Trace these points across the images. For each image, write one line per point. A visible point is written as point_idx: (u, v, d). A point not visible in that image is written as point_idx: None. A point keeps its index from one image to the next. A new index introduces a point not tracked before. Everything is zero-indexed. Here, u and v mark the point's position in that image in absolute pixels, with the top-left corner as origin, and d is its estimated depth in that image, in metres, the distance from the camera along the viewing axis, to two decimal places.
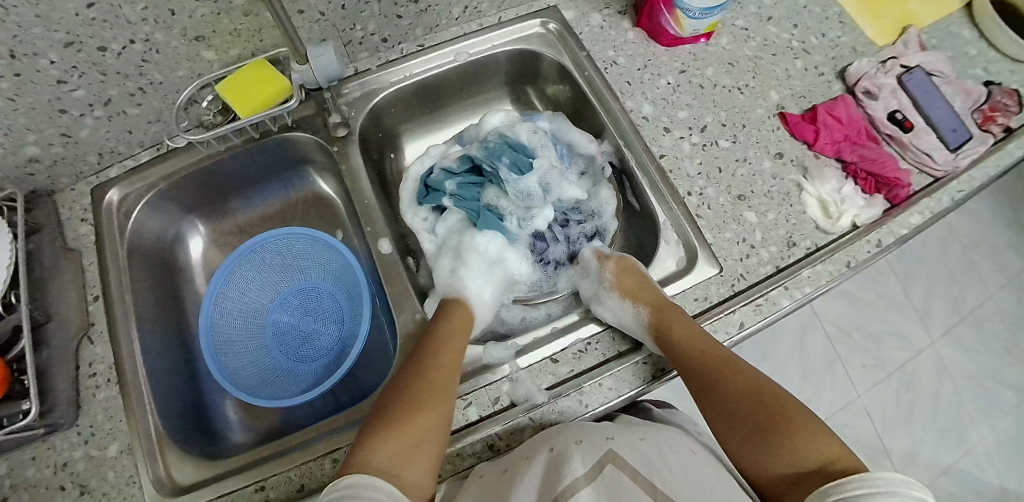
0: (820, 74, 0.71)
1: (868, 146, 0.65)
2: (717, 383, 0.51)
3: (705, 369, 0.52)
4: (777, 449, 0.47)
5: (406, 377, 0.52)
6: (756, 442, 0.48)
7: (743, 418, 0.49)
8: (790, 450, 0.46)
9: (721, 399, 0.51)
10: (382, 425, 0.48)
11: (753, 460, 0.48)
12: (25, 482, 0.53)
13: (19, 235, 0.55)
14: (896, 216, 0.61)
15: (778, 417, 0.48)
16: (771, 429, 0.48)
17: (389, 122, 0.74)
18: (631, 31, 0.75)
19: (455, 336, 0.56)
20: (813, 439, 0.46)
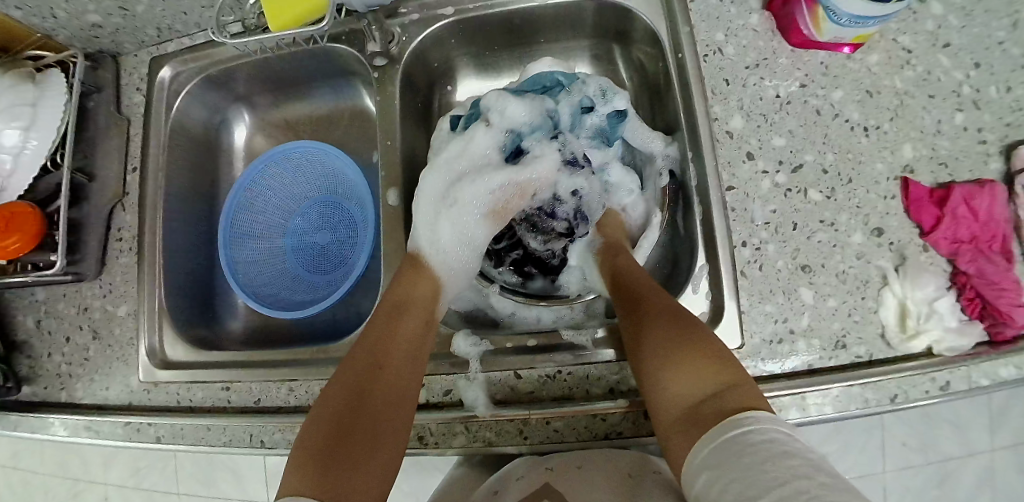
0: (980, 141, 0.55)
1: (994, 261, 0.51)
2: (639, 309, 0.46)
3: (629, 296, 0.48)
4: (676, 374, 0.40)
5: (360, 376, 0.44)
6: (659, 365, 0.42)
7: (650, 342, 0.43)
8: (686, 376, 0.40)
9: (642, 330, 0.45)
10: (327, 439, 0.40)
11: (655, 385, 0.41)
12: (57, 311, 0.62)
13: (74, 97, 0.58)
14: (983, 359, 0.50)
15: (687, 339, 0.42)
16: (684, 353, 0.41)
17: (445, 53, 0.65)
18: (756, 14, 0.57)
19: (412, 322, 0.49)
20: (712, 368, 0.40)
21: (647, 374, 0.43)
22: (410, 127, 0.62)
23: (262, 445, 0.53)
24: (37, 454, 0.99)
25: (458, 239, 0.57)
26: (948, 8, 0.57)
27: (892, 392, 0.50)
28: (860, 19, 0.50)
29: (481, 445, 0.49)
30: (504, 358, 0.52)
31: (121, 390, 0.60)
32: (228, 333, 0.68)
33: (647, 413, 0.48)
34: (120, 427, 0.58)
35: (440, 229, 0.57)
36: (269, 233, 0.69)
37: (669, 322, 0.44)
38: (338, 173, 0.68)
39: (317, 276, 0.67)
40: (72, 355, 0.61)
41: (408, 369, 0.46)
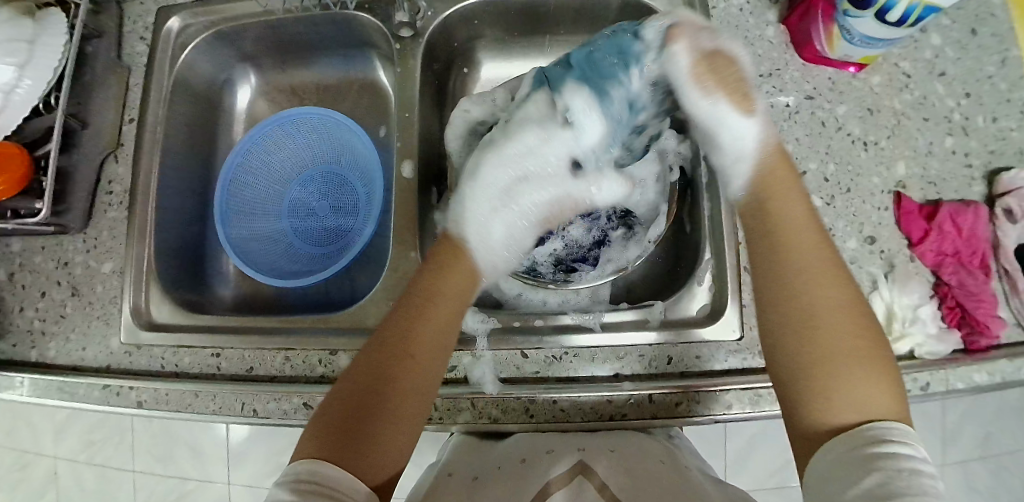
0: (966, 165, 0.59)
1: (974, 274, 0.55)
2: (808, 278, 0.41)
3: (800, 259, 0.42)
4: (856, 382, 0.37)
5: (394, 352, 0.43)
6: (821, 357, 0.38)
7: (827, 331, 0.39)
8: (859, 384, 0.37)
9: (800, 305, 0.40)
10: (342, 423, 0.39)
11: (816, 382, 0.38)
12: (34, 264, 0.58)
13: (75, 38, 0.55)
14: (960, 364, 0.53)
15: (864, 344, 0.38)
16: (848, 358, 0.38)
17: (466, 34, 0.65)
18: (772, 26, 0.60)
19: (443, 310, 0.46)
20: (887, 384, 0.37)
21: (802, 364, 0.39)
22: (425, 103, 0.62)
23: (255, 414, 0.51)
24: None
25: (507, 241, 0.54)
26: (945, 40, 0.61)
27: None
28: (870, 40, 0.53)
29: (486, 422, 0.50)
30: (510, 337, 0.52)
31: (99, 351, 0.57)
32: (216, 300, 0.65)
33: (651, 397, 0.50)
34: (97, 391, 0.55)
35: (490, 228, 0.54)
36: (265, 199, 0.67)
37: (850, 314, 0.39)
38: (346, 143, 0.66)
39: (317, 246, 0.66)
40: (47, 311, 0.58)
41: (435, 364, 0.44)
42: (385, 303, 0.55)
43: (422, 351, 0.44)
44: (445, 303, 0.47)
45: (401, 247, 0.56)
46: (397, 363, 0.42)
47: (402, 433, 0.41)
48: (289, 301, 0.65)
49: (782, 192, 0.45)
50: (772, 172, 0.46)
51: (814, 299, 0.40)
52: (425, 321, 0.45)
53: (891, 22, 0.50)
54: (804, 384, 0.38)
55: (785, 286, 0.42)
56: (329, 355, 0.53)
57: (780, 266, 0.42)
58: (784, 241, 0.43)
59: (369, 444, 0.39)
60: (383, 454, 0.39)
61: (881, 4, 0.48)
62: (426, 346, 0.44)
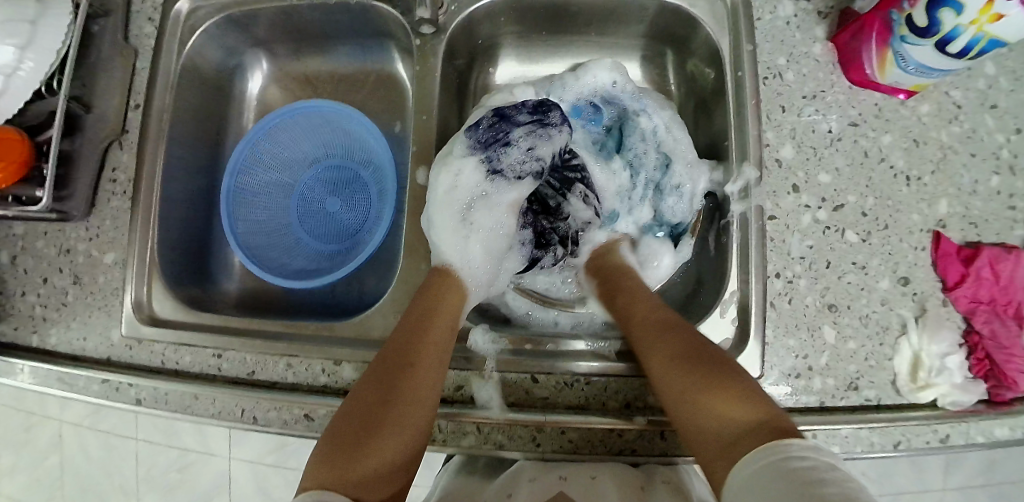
0: (1012, 206, 0.55)
1: (1008, 325, 0.53)
2: (668, 355, 0.44)
3: (656, 339, 0.46)
4: (717, 407, 0.40)
5: (387, 371, 0.43)
6: (686, 398, 0.41)
7: (682, 379, 0.42)
8: (711, 404, 0.40)
9: (660, 368, 0.44)
10: (344, 436, 0.39)
11: (700, 428, 0.40)
12: (33, 249, 0.57)
13: (79, 18, 0.52)
14: (981, 417, 0.51)
15: (706, 373, 0.42)
16: (696, 370, 0.42)
17: (490, 30, 0.61)
18: (820, 43, 0.56)
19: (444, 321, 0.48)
20: (726, 394, 0.40)
21: (679, 409, 0.42)
22: (445, 103, 0.59)
23: (254, 422, 0.50)
24: None
25: (489, 253, 0.55)
26: (1001, 70, 0.57)
27: (895, 441, 0.50)
28: (926, 69, 0.49)
29: (491, 448, 0.48)
30: (520, 361, 0.51)
31: (100, 343, 0.55)
32: (220, 294, 0.64)
33: (662, 433, 0.48)
34: (96, 385, 0.53)
35: (467, 249, 0.54)
36: (274, 191, 0.65)
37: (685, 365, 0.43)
38: (358, 137, 0.64)
39: (326, 244, 0.64)
40: (49, 298, 0.56)
41: (429, 364, 0.44)
42: (393, 315, 0.53)
43: (417, 353, 0.44)
44: (444, 316, 0.48)
45: (411, 258, 0.54)
46: (401, 374, 0.42)
47: (405, 436, 0.40)
48: (295, 299, 0.63)
49: (630, 295, 0.51)
50: (617, 274, 0.54)
51: (654, 358, 0.45)
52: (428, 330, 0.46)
53: (950, 53, 0.46)
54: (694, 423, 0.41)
55: (648, 372, 0.46)
56: (333, 365, 0.52)
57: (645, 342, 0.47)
58: (631, 325, 0.49)
59: (369, 449, 0.39)
60: (385, 458, 0.39)
61: (942, 33, 0.44)
62: (419, 357, 0.44)
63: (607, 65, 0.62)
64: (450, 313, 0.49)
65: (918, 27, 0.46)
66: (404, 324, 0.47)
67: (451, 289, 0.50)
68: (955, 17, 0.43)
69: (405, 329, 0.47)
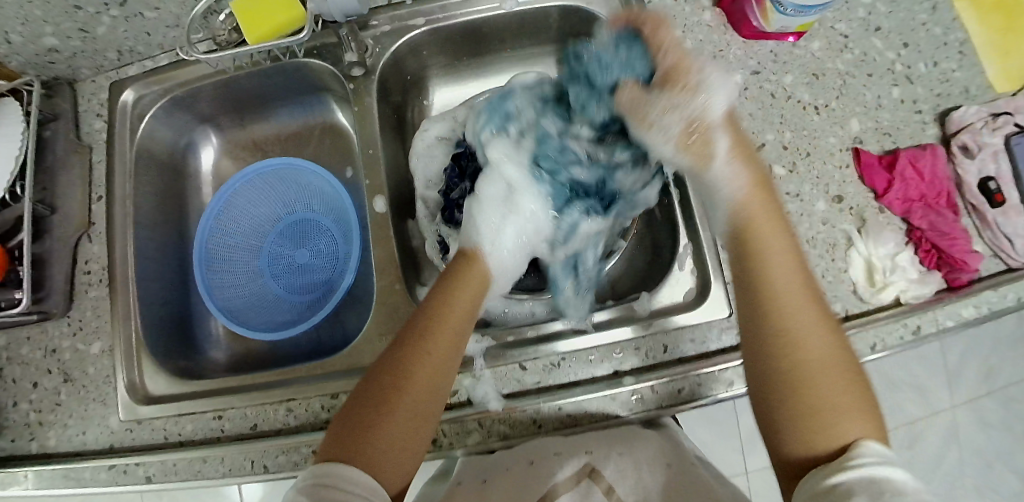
0: (917, 111, 0.60)
1: (943, 215, 0.57)
2: (797, 316, 0.40)
3: (791, 299, 0.41)
4: (842, 421, 0.37)
5: (410, 345, 0.43)
6: (819, 409, 0.38)
7: (810, 365, 0.39)
8: (858, 427, 0.37)
9: (806, 386, 0.38)
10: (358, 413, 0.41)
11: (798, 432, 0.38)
12: (20, 357, 0.58)
13: (30, 126, 0.55)
14: (945, 303, 0.54)
15: (843, 380, 0.39)
16: (836, 402, 0.38)
17: (416, 63, 0.66)
18: (709, 11, 0.62)
19: (464, 298, 0.47)
20: (866, 418, 0.37)
21: (788, 402, 0.39)
22: (387, 135, 0.63)
23: (266, 470, 0.51)
24: None
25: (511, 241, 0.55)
26: None
27: (870, 344, 0.53)
28: (803, 9, 0.55)
29: (498, 440, 0.50)
30: (506, 352, 0.53)
31: (100, 432, 0.56)
32: (210, 364, 0.65)
33: (653, 387, 0.51)
34: (103, 473, 0.54)
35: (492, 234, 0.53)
36: (245, 255, 0.67)
37: (832, 365, 0.39)
38: (316, 187, 0.67)
39: (303, 293, 0.66)
40: (42, 400, 0.57)
41: (445, 347, 0.44)
42: (379, 339, 0.55)
43: (434, 333, 0.44)
44: (466, 295, 0.47)
45: (385, 281, 0.57)
46: (423, 353, 0.43)
47: (416, 418, 0.41)
48: (284, 352, 0.65)
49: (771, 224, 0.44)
50: (762, 204, 0.45)
51: (814, 349, 0.39)
52: (450, 309, 0.45)
53: None
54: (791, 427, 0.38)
55: (791, 384, 0.39)
56: (331, 399, 0.53)
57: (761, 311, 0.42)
58: (779, 312, 0.40)
59: (380, 430, 0.40)
60: (399, 434, 0.40)
61: None
62: (439, 334, 0.44)
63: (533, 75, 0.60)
64: (471, 289, 0.48)
65: None
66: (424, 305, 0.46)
67: (472, 266, 0.50)
68: None
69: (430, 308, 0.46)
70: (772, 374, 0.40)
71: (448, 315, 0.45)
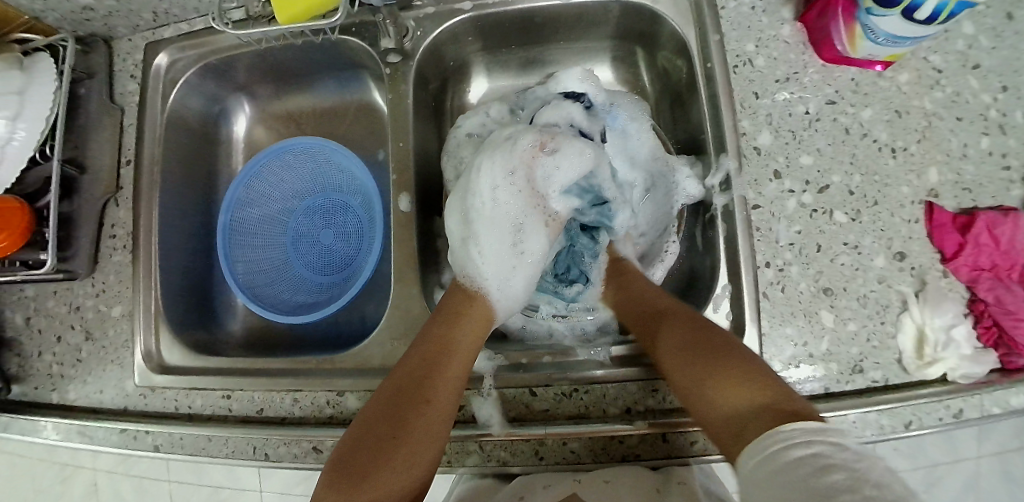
0: (1006, 166, 0.53)
1: (1014, 290, 0.51)
2: (664, 321, 0.47)
3: (649, 319, 0.48)
4: (720, 389, 0.39)
5: (409, 385, 0.45)
6: (693, 388, 0.41)
7: (685, 356, 0.43)
8: (732, 392, 0.39)
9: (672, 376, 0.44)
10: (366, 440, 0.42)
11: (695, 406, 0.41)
12: (46, 309, 0.59)
13: (64, 83, 0.55)
14: (994, 387, 0.49)
15: (713, 355, 0.42)
16: (710, 372, 0.41)
17: (459, 50, 0.62)
18: (788, 25, 0.56)
19: (467, 333, 0.49)
20: (742, 381, 0.39)
21: (679, 389, 0.43)
22: (421, 126, 0.60)
23: (267, 458, 0.51)
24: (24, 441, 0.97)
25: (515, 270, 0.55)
26: (980, 28, 0.56)
27: (907, 420, 0.49)
28: (897, 38, 0.48)
29: (496, 465, 0.49)
30: (518, 375, 0.51)
31: (116, 394, 0.57)
32: (226, 336, 0.66)
33: (664, 435, 0.48)
34: (115, 434, 0.55)
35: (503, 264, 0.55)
36: (268, 229, 0.66)
37: (700, 345, 0.43)
38: (343, 170, 0.65)
39: (322, 277, 0.65)
40: (64, 355, 0.59)
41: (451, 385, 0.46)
42: (391, 343, 0.54)
43: (442, 369, 0.46)
44: (468, 333, 0.50)
45: (403, 283, 0.55)
46: (422, 392, 0.44)
47: (422, 449, 0.42)
48: (298, 334, 0.65)
49: (626, 285, 0.54)
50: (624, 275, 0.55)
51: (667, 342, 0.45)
52: (454, 343, 0.48)
53: (919, 20, 0.45)
54: (696, 411, 0.41)
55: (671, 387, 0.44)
56: (337, 396, 0.53)
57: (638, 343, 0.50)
58: (635, 322, 0.50)
59: (377, 471, 0.40)
60: (400, 474, 0.41)
61: (908, 2, 0.44)
62: (442, 380, 0.46)
63: (578, 74, 0.62)
64: (473, 327, 0.50)
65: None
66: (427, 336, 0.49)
67: (474, 303, 0.52)
68: None
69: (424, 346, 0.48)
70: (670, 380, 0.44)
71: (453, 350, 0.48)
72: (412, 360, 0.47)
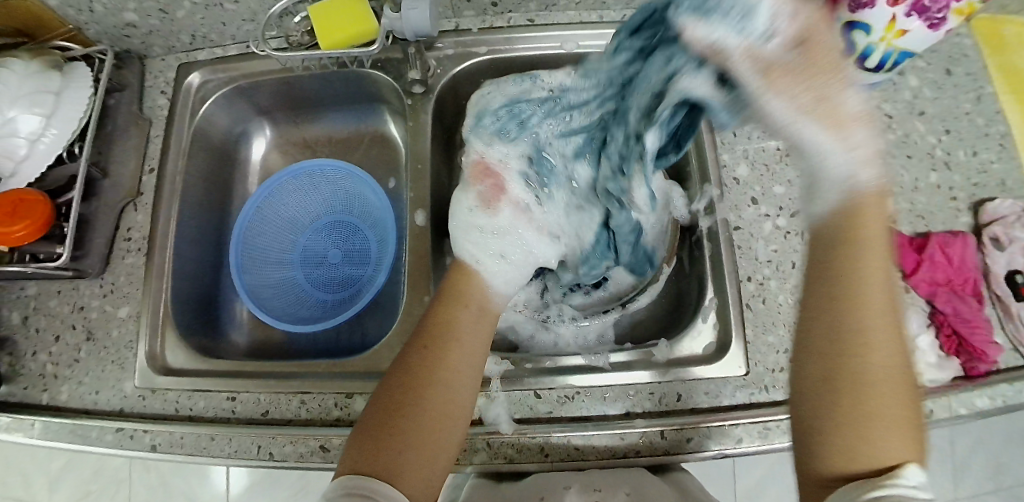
0: (952, 198, 0.61)
1: (967, 301, 0.57)
2: (877, 345, 0.33)
3: (843, 307, 0.34)
4: (877, 424, 0.32)
5: (416, 364, 0.44)
6: (859, 395, 0.33)
7: (890, 378, 0.33)
8: (894, 442, 0.32)
9: (868, 348, 0.33)
10: (376, 426, 0.41)
11: (842, 444, 0.33)
12: (47, 309, 0.60)
13: (99, 92, 0.58)
14: (960, 390, 0.54)
15: (900, 412, 0.33)
16: (899, 419, 0.33)
17: (471, 91, 0.69)
18: None
19: (470, 315, 0.48)
20: (906, 432, 0.33)
21: (824, 380, 0.34)
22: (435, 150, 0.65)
23: (271, 458, 0.52)
24: None
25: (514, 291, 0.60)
26: (923, 81, 0.65)
27: None
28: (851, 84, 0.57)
29: (502, 462, 0.50)
30: (522, 378, 0.53)
31: (113, 395, 0.57)
32: (229, 346, 0.66)
33: (663, 433, 0.51)
34: (109, 435, 0.54)
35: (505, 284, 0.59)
36: (280, 245, 0.69)
37: (886, 379, 0.33)
38: (357, 191, 0.69)
39: (328, 293, 0.67)
40: (61, 355, 0.58)
41: (463, 366, 0.45)
42: (400, 346, 0.57)
43: (448, 352, 0.45)
44: (467, 312, 0.48)
45: (414, 291, 0.58)
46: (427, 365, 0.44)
47: (440, 421, 0.42)
48: (301, 346, 0.66)
49: (877, 232, 0.36)
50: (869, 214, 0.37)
51: (876, 324, 0.34)
52: (457, 324, 0.47)
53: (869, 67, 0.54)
54: (827, 444, 0.33)
55: (839, 346, 0.34)
56: (345, 398, 0.54)
57: (839, 259, 0.36)
58: (858, 277, 0.34)
59: (392, 448, 0.40)
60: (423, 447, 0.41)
61: (859, 52, 0.52)
62: (444, 356, 0.45)
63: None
64: (471, 302, 0.49)
65: None
66: (427, 320, 0.48)
67: (470, 282, 0.51)
68: (865, 36, 0.49)
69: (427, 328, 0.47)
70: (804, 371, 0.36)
71: (458, 333, 0.47)
72: (414, 346, 0.46)
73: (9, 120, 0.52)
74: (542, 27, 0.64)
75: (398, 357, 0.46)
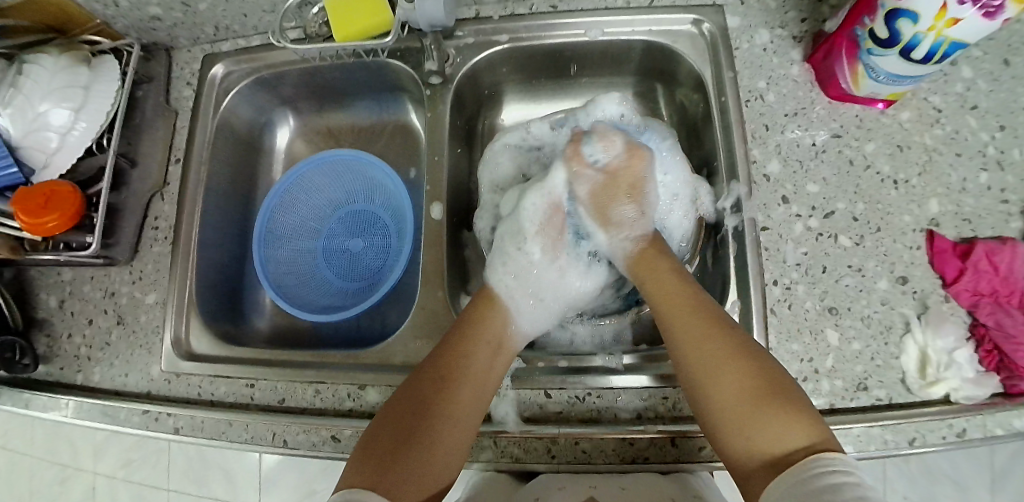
0: (1003, 200, 0.56)
1: (1013, 315, 0.52)
2: (700, 351, 0.45)
3: (686, 335, 0.47)
4: (769, 419, 0.41)
5: (433, 389, 0.47)
6: (734, 419, 0.42)
7: (709, 371, 0.44)
8: (784, 424, 0.40)
9: (714, 386, 0.44)
10: (386, 445, 0.44)
11: (730, 423, 0.42)
12: (81, 294, 0.62)
13: (126, 84, 0.60)
14: (998, 409, 0.51)
15: (766, 386, 0.43)
16: (769, 397, 0.42)
17: (493, 79, 0.67)
18: (797, 65, 0.60)
19: (487, 355, 0.51)
20: (794, 417, 0.41)
21: (704, 397, 0.44)
22: (454, 144, 0.64)
23: (285, 445, 0.53)
24: (18, 440, 0.93)
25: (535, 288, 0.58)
26: (976, 73, 0.60)
27: (909, 437, 0.50)
28: (896, 78, 0.52)
29: (508, 461, 0.50)
30: (535, 377, 0.53)
31: (141, 378, 0.59)
32: (252, 332, 0.68)
33: (673, 440, 0.49)
34: (136, 416, 0.57)
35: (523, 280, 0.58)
36: (301, 235, 0.70)
37: (741, 363, 0.44)
38: (378, 182, 0.69)
39: (349, 282, 0.68)
40: (93, 338, 0.61)
41: (476, 397, 0.48)
42: (413, 341, 0.57)
43: (465, 380, 0.48)
44: (486, 348, 0.51)
45: (429, 286, 0.58)
46: (448, 391, 0.47)
47: (449, 445, 0.45)
48: (323, 334, 0.67)
49: (648, 260, 0.55)
50: (645, 256, 0.56)
51: (710, 352, 0.45)
52: (471, 359, 0.50)
53: (916, 60, 0.49)
54: (711, 411, 0.44)
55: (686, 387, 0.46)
56: (358, 390, 0.54)
57: (672, 304, 0.50)
58: (663, 306, 0.50)
59: (396, 464, 0.43)
60: (424, 467, 0.44)
61: (903, 42, 0.48)
62: (461, 390, 0.48)
63: (615, 98, 0.64)
64: (490, 341, 0.52)
65: (881, 39, 0.49)
66: (448, 342, 0.51)
67: (494, 313, 0.54)
68: (912, 26, 0.46)
69: (447, 356, 0.50)
70: (700, 408, 0.45)
71: (471, 369, 0.49)
72: (431, 369, 0.49)
73: (42, 114, 0.55)
74: (567, 14, 0.61)
75: (414, 375, 0.49)
